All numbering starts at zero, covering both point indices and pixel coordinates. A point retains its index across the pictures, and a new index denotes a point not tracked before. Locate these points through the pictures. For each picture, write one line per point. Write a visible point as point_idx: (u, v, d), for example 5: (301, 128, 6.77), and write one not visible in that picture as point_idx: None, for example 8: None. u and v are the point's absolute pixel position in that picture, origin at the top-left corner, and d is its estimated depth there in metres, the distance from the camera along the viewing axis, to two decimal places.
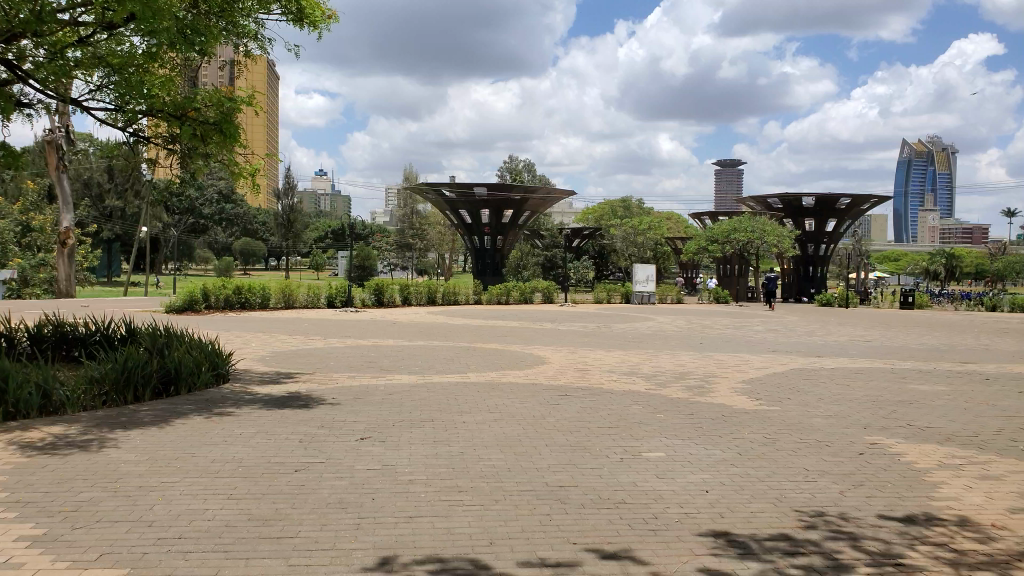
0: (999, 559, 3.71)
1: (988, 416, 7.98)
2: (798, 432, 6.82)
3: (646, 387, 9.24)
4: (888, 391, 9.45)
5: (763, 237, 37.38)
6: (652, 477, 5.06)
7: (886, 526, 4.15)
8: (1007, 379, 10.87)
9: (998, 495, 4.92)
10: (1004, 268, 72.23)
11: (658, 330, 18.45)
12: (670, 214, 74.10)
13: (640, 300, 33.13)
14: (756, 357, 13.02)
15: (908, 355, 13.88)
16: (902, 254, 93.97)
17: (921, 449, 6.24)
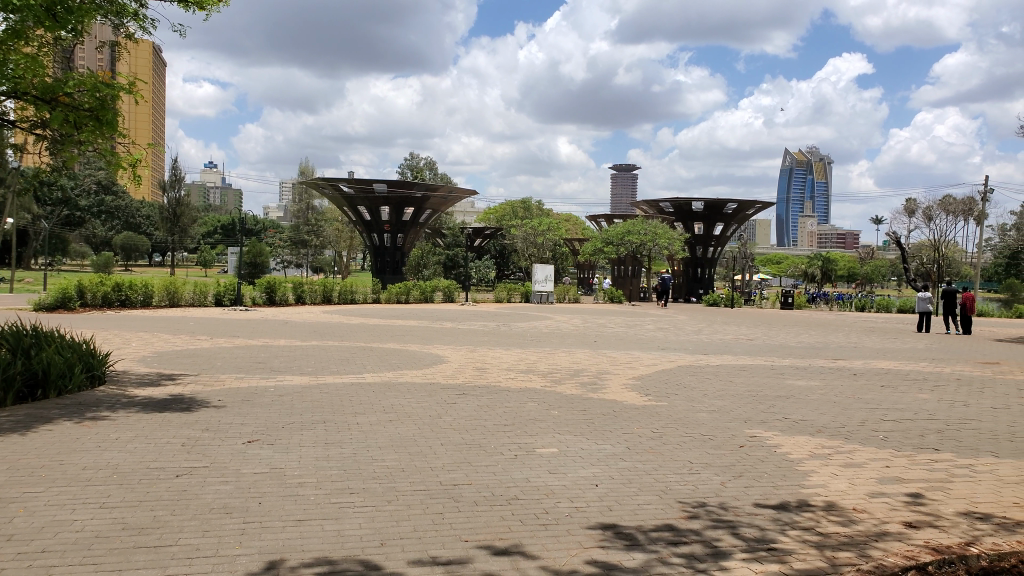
0: (858, 540, 4.01)
1: (855, 408, 8.59)
2: (684, 426, 7.10)
3: (541, 385, 9.37)
4: (766, 387, 10.00)
5: (655, 239, 39.13)
6: (544, 473, 5.15)
7: (761, 513, 4.39)
8: (871, 374, 11.73)
9: (861, 481, 5.32)
10: (873, 271, 77.74)
11: (555, 329, 18.75)
12: (568, 216, 75.57)
13: (540, 300, 33.57)
14: (646, 354, 13.45)
15: (787, 353, 14.72)
16: (783, 257, 99.71)
17: (795, 440, 6.63)
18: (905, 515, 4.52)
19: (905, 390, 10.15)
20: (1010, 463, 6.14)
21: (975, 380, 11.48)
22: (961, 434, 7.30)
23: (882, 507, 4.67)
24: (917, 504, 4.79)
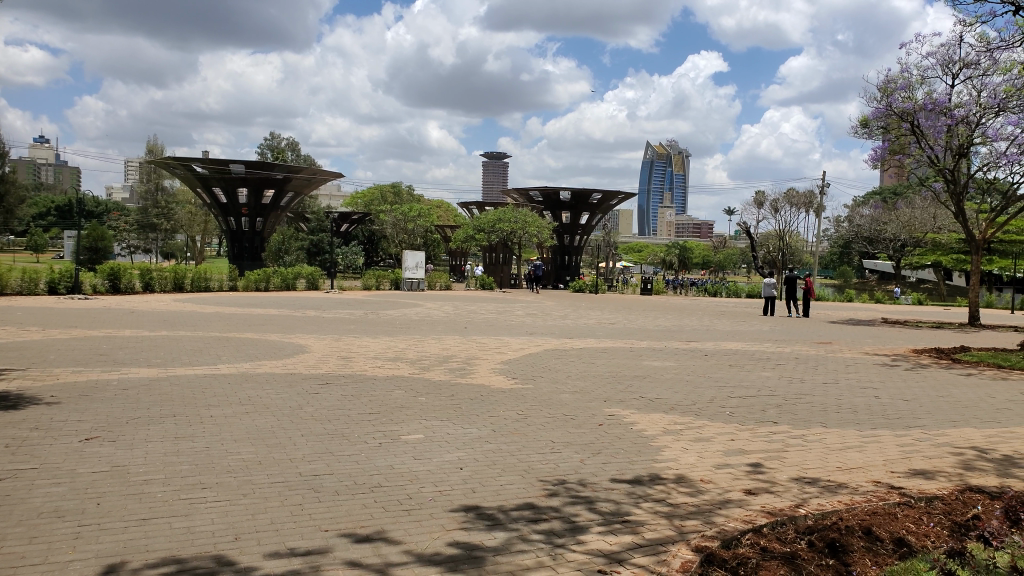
0: (703, 509, 4.28)
1: (705, 386, 9.15)
2: (548, 407, 7.28)
3: (407, 372, 9.30)
4: (626, 368, 10.42)
5: (525, 227, 39.50)
6: (408, 459, 5.12)
7: (617, 488, 4.59)
8: (721, 355, 12.52)
9: (709, 454, 5.69)
10: (724, 258, 83.05)
11: (425, 316, 18.65)
12: (439, 202, 75.26)
13: (410, 287, 33.19)
14: (513, 339, 13.69)
15: (646, 335, 15.46)
16: (643, 245, 104.42)
17: (650, 418, 6.99)
18: (745, 483, 4.88)
19: (750, 368, 10.94)
20: (837, 432, 6.77)
21: (810, 359, 12.56)
22: (796, 407, 7.97)
23: (726, 477, 5.01)
24: (757, 473, 5.18)
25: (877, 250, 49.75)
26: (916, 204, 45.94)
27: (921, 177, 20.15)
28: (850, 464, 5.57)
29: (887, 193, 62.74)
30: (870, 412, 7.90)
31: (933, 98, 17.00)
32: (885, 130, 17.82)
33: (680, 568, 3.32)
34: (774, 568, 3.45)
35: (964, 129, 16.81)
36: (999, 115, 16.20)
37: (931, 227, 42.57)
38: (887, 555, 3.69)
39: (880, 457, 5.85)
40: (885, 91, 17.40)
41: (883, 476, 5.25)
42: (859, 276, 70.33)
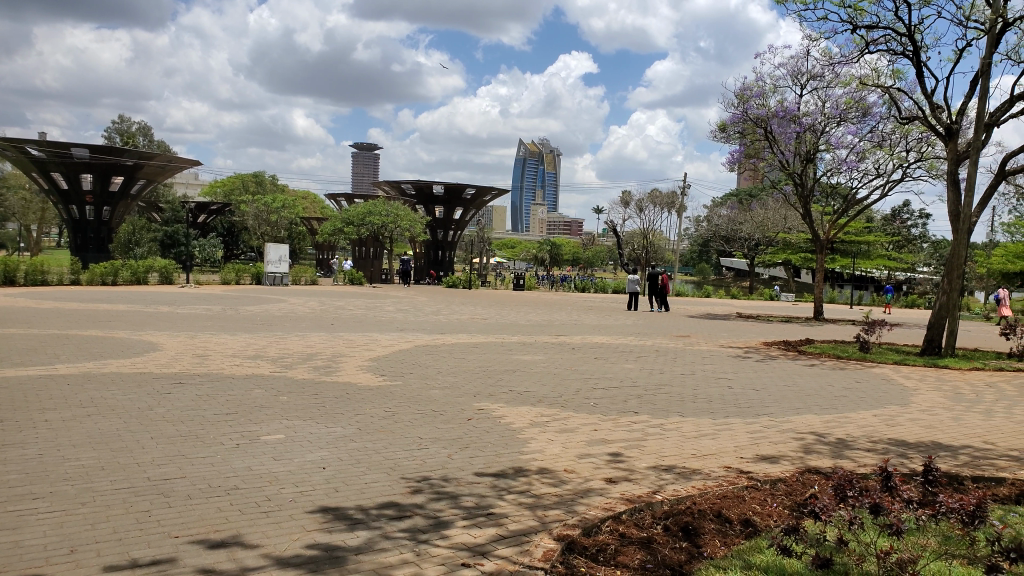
0: (566, 498, 4.41)
1: (571, 378, 9.42)
2: (416, 404, 7.24)
3: (269, 370, 8.98)
4: (495, 362, 10.54)
5: (397, 221, 39.03)
6: (268, 460, 4.93)
7: (483, 481, 4.64)
8: (587, 348, 12.91)
9: (572, 444, 5.86)
10: (593, 256, 85.91)
11: (290, 312, 18.02)
12: (307, 194, 72.98)
13: (273, 282, 31.87)
14: (383, 336, 13.51)
15: (516, 330, 15.72)
16: (515, 241, 105.91)
17: (518, 411, 7.10)
18: (607, 472, 5.07)
19: (615, 361, 11.39)
20: (693, 421, 7.18)
21: (671, 351, 13.22)
22: (656, 398, 8.36)
23: (588, 467, 5.18)
24: (617, 461, 5.39)
25: (733, 249, 53.04)
26: (767, 206, 49.33)
27: (773, 181, 21.69)
28: (703, 451, 5.92)
29: (742, 195, 67.02)
30: (723, 401, 8.42)
31: (784, 106, 18.33)
32: (741, 135, 18.95)
33: (542, 558, 3.40)
34: (631, 553, 3.61)
35: (811, 137, 18.37)
36: (840, 125, 17.79)
37: (781, 228, 45.85)
38: (734, 535, 3.95)
39: (731, 443, 6.25)
40: (742, 98, 18.49)
41: (733, 461, 5.62)
42: (717, 274, 74.72)
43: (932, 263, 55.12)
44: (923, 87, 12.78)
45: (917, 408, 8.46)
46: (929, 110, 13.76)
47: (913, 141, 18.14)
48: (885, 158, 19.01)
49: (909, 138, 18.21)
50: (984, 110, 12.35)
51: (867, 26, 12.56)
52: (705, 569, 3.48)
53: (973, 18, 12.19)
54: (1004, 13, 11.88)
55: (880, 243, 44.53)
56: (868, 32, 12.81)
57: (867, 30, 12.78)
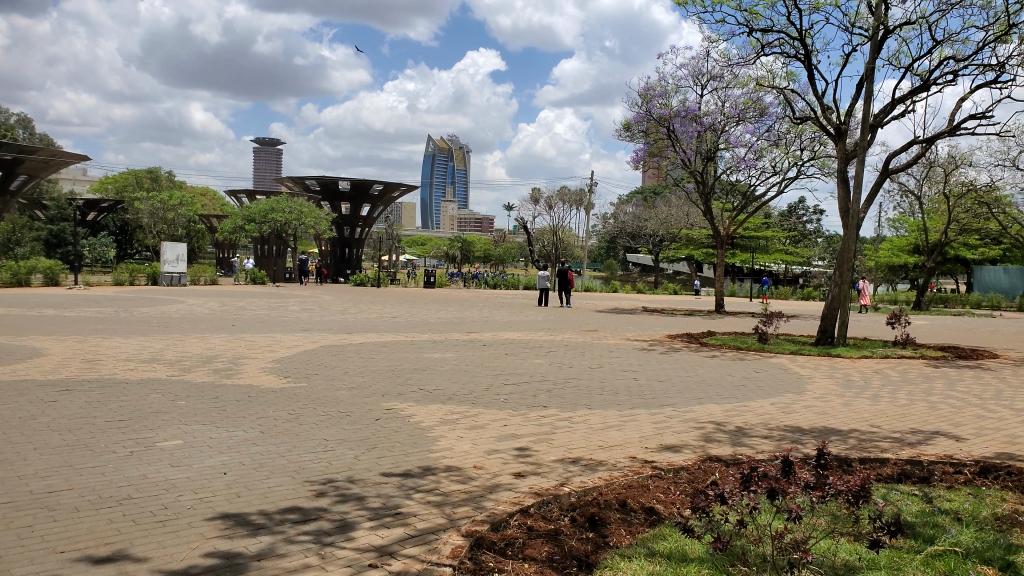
0: (474, 494, 4.44)
1: (481, 375, 9.46)
2: (322, 405, 7.10)
3: (166, 374, 8.61)
4: (405, 361, 10.47)
5: (300, 218, 38.12)
6: (165, 467, 4.73)
7: (390, 481, 4.61)
8: (497, 345, 12.99)
9: (482, 440, 5.90)
10: (504, 252, 86.60)
11: (188, 313, 17.31)
12: (206, 191, 70.20)
13: (170, 282, 30.48)
14: (287, 336, 13.17)
15: (425, 328, 15.66)
16: (425, 239, 105.26)
17: (427, 409, 7.09)
18: (515, 467, 5.13)
19: (524, 357, 11.53)
20: (600, 413, 7.35)
21: (579, 345, 13.49)
22: (565, 391, 8.51)
23: (497, 462, 5.23)
24: (524, 456, 5.46)
25: (639, 245, 54.54)
26: (671, 203, 50.99)
27: (676, 179, 22.44)
28: (610, 442, 6.07)
29: (647, 193, 69.06)
30: (629, 393, 8.66)
31: (685, 106, 18.94)
32: (645, 134, 19.46)
33: (450, 554, 3.42)
34: (538, 545, 3.67)
35: (711, 136, 19.08)
36: (739, 124, 18.57)
37: (684, 224, 47.49)
38: (638, 524, 4.07)
39: (636, 434, 6.43)
40: (645, 98, 18.99)
41: (638, 451, 5.79)
42: (624, 269, 76.59)
43: (824, 256, 58.34)
44: (814, 89, 13.51)
45: (810, 396, 8.94)
46: (819, 111, 14.51)
47: (806, 140, 19.16)
48: (779, 157, 19.99)
49: (802, 137, 19.22)
50: (868, 112, 13.17)
51: (762, 29, 13.17)
52: (610, 558, 3.57)
53: (857, 25, 12.99)
54: (884, 21, 12.71)
55: (777, 238, 46.79)
56: (762, 35, 13.43)
57: (762, 33, 13.40)
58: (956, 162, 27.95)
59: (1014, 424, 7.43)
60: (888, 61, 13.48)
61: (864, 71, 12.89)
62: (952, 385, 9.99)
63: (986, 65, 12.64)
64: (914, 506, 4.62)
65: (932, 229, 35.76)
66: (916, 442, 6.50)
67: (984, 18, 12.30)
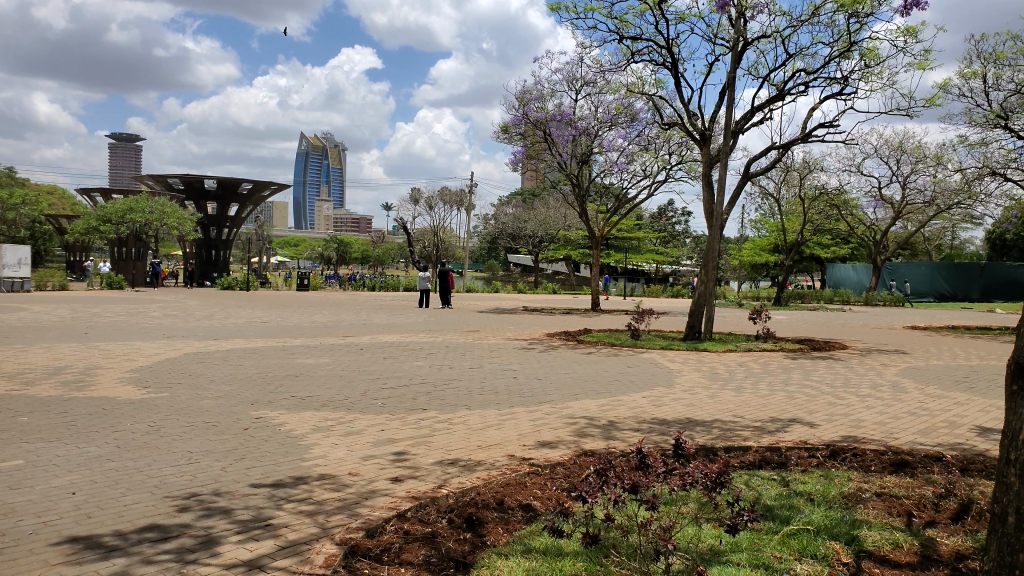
0: (348, 502, 4.35)
1: (357, 379, 9.27)
2: (186, 416, 6.74)
3: (5, 389, 7.87)
4: (277, 367, 10.11)
5: (162, 218, 36.08)
6: (3, 491, 4.33)
7: (258, 493, 4.44)
8: (375, 348, 12.77)
9: (357, 446, 5.79)
10: (382, 253, 85.61)
11: (33, 322, 15.88)
12: (53, 188, 64.88)
13: (11, 288, 27.97)
14: (148, 344, 12.40)
15: (299, 332, 15.17)
16: (300, 240, 101.88)
17: (301, 416, 6.89)
18: (391, 471, 5.08)
19: (402, 359, 11.40)
20: (479, 413, 7.40)
21: (457, 346, 13.53)
22: (443, 393, 8.50)
23: (373, 468, 5.16)
24: (400, 460, 5.41)
25: (519, 245, 55.37)
26: (549, 204, 52.05)
27: (555, 181, 22.94)
28: (488, 442, 6.13)
29: (526, 194, 70.27)
30: (507, 392, 8.77)
31: (560, 110, 19.41)
32: (522, 136, 19.79)
33: (323, 564, 3.36)
34: (415, 549, 3.65)
35: (585, 140, 19.64)
36: (611, 128, 19.25)
37: (562, 225, 48.64)
38: (515, 521, 4.13)
39: (514, 432, 6.53)
40: (522, 100, 19.28)
41: (515, 449, 5.88)
42: (504, 269, 77.43)
43: (693, 255, 61.43)
44: (681, 96, 14.23)
45: (679, 389, 9.40)
46: (686, 117, 15.26)
47: (674, 145, 20.15)
48: (650, 160, 20.91)
49: (670, 142, 20.17)
50: (730, 118, 14.00)
51: (632, 37, 13.74)
52: (487, 557, 3.61)
53: (719, 36, 13.81)
54: (744, 33, 13.55)
55: (649, 239, 48.79)
56: (632, 43, 14.00)
57: (632, 41, 13.99)
58: (810, 167, 30.19)
59: (860, 410, 8.12)
60: (747, 71, 14.38)
61: (727, 81, 13.71)
62: (807, 375, 10.80)
63: (833, 78, 13.77)
64: (772, 489, 4.96)
65: (789, 231, 38.45)
66: (774, 430, 6.97)
67: (830, 35, 13.39)
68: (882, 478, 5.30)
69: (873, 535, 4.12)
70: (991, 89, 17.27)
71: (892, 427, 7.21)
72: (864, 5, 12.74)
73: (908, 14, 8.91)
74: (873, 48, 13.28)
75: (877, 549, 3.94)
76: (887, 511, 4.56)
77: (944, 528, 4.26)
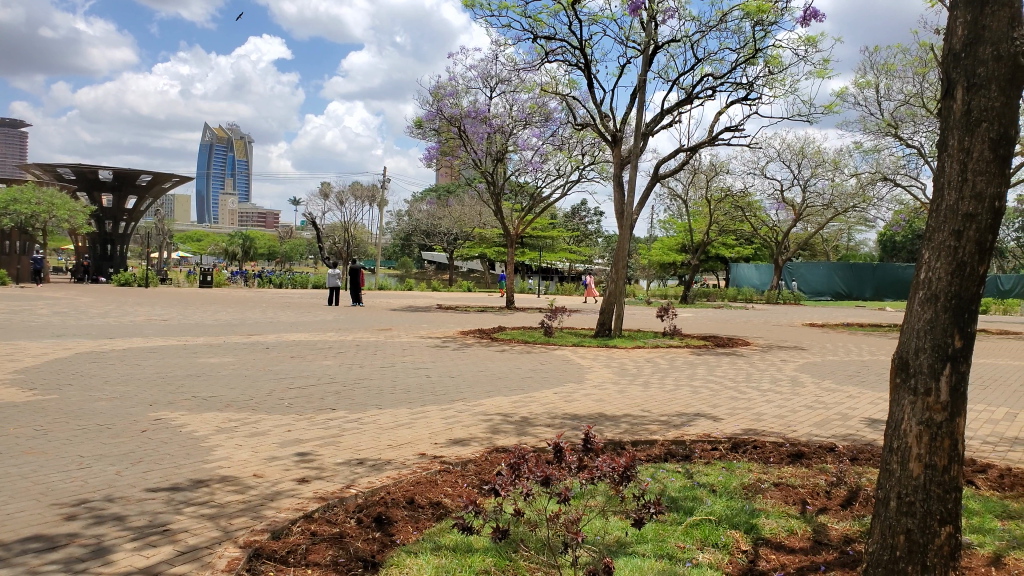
0: (251, 504, 4.24)
1: (263, 380, 9.00)
2: (76, 419, 6.38)
3: None
4: (177, 368, 9.70)
5: (51, 210, 33.77)
6: None
7: (156, 497, 4.27)
8: (282, 347, 12.43)
9: (263, 448, 5.64)
10: (291, 249, 83.32)
11: None
12: None
13: None
14: (33, 343, 11.63)
15: (201, 331, 14.59)
16: (203, 235, 97.83)
17: (202, 417, 6.64)
18: (298, 472, 4.97)
19: (311, 359, 11.15)
20: (390, 412, 7.34)
21: (369, 345, 13.34)
22: (353, 392, 8.38)
23: (279, 469, 5.04)
24: (307, 461, 5.30)
25: (433, 242, 55.02)
26: (463, 202, 51.95)
27: (469, 178, 22.92)
28: (398, 441, 6.09)
29: (441, 191, 69.94)
30: (419, 390, 8.72)
31: (475, 107, 19.41)
32: (436, 132, 19.70)
33: (226, 568, 3.26)
34: (322, 550, 3.60)
35: (500, 138, 19.71)
36: (525, 127, 19.40)
37: (476, 223, 48.60)
38: (425, 519, 4.13)
39: (425, 430, 6.51)
40: (436, 96, 19.16)
41: (427, 448, 5.86)
42: (418, 266, 76.82)
43: (605, 254, 62.68)
44: (594, 97, 14.51)
45: (590, 385, 9.59)
46: (599, 118, 15.56)
47: (587, 146, 20.51)
48: (564, 160, 21.23)
49: (583, 143, 20.53)
50: (641, 120, 14.37)
51: (545, 37, 13.91)
52: (396, 556, 3.59)
53: (631, 39, 14.15)
54: (655, 37, 13.94)
55: (562, 238, 49.47)
56: (546, 42, 14.19)
57: (546, 40, 14.18)
58: (716, 169, 31.35)
59: (758, 404, 8.52)
60: (657, 74, 14.82)
61: (638, 83, 14.06)
62: (711, 371, 11.23)
63: (738, 83, 14.34)
64: (676, 481, 5.15)
65: (696, 231, 39.80)
66: (680, 424, 7.22)
67: (736, 42, 13.94)
68: (780, 469, 5.58)
69: (770, 523, 4.34)
70: (882, 99, 18.45)
71: (789, 420, 7.60)
72: (768, 15, 13.34)
73: (807, 26, 9.40)
74: (776, 56, 13.92)
75: (773, 537, 4.15)
76: (783, 499, 4.81)
77: (834, 514, 4.53)
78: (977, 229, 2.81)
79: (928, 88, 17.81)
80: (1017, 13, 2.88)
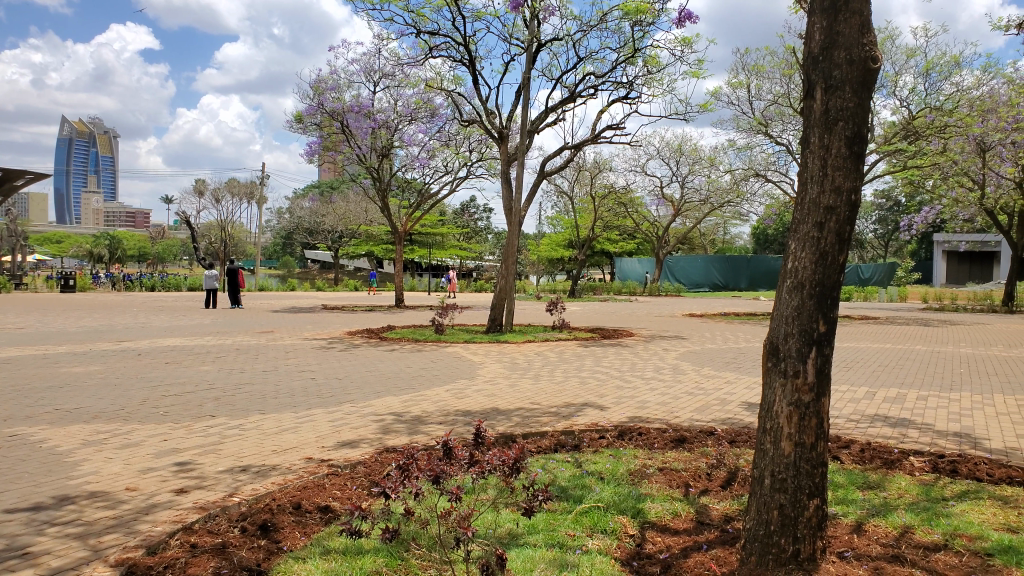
0: (124, 519, 4.01)
1: (134, 388, 8.49)
2: None
3: None
4: (36, 378, 8.99)
5: None
6: None
7: (15, 519, 3.96)
8: (156, 353, 11.77)
9: (135, 459, 5.33)
10: (163, 250, 78.74)
11: None
12: None
13: None
14: None
15: (64, 339, 13.57)
16: (62, 236, 90.74)
17: (66, 431, 6.19)
18: (176, 483, 4.74)
19: (188, 364, 10.61)
20: (275, 416, 7.12)
21: (250, 348, 12.84)
22: (234, 398, 8.05)
23: (155, 480, 4.79)
24: (186, 470, 5.06)
25: (317, 240, 53.55)
26: (348, 198, 50.80)
27: (354, 175, 22.47)
28: (284, 445, 5.92)
29: (325, 188, 68.16)
30: (306, 393, 8.50)
31: (358, 101, 19.04)
32: (318, 126, 19.19)
33: None
34: (202, 562, 3.44)
35: (385, 133, 19.39)
36: (411, 122, 19.18)
37: (362, 220, 47.58)
38: (313, 523, 4.04)
39: (312, 434, 6.36)
40: (317, 90, 18.67)
41: (314, 451, 5.73)
42: (302, 265, 74.53)
43: (494, 250, 63.06)
44: (479, 93, 14.59)
45: (480, 380, 9.64)
46: (484, 114, 15.62)
47: (473, 142, 20.57)
48: (451, 156, 21.20)
49: (470, 139, 20.58)
50: (527, 117, 14.56)
51: (429, 32, 13.89)
52: (283, 563, 3.50)
53: (515, 36, 14.32)
54: (537, 35, 14.16)
55: (450, 236, 49.35)
56: (430, 37, 14.15)
57: (429, 35, 14.13)
58: (599, 167, 32.21)
59: (643, 392, 8.85)
60: (541, 72, 15.10)
61: (523, 80, 14.25)
62: (598, 362, 11.55)
63: (619, 82, 14.82)
64: (566, 471, 5.27)
65: (582, 227, 40.76)
66: (569, 415, 7.40)
67: (617, 42, 14.39)
68: (663, 454, 5.83)
69: (655, 507, 4.53)
70: (754, 99, 19.54)
71: (672, 406, 7.95)
72: (646, 16, 13.86)
73: (682, 26, 9.82)
74: (654, 56, 14.47)
75: (658, 520, 4.33)
76: (667, 483, 5.03)
77: (714, 494, 4.79)
78: (837, 220, 3.05)
79: (793, 89, 19.03)
80: (865, 21, 3.15)
